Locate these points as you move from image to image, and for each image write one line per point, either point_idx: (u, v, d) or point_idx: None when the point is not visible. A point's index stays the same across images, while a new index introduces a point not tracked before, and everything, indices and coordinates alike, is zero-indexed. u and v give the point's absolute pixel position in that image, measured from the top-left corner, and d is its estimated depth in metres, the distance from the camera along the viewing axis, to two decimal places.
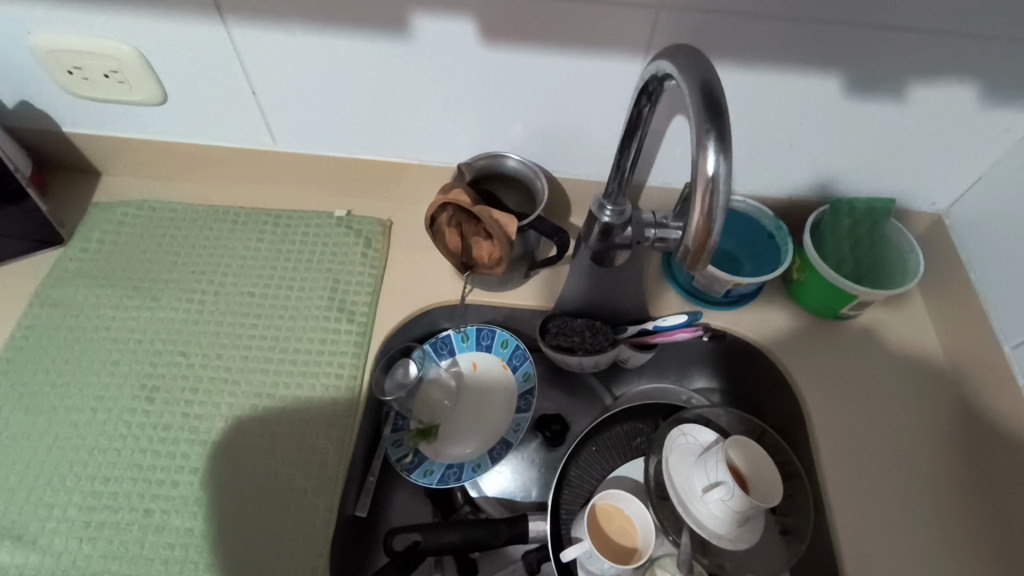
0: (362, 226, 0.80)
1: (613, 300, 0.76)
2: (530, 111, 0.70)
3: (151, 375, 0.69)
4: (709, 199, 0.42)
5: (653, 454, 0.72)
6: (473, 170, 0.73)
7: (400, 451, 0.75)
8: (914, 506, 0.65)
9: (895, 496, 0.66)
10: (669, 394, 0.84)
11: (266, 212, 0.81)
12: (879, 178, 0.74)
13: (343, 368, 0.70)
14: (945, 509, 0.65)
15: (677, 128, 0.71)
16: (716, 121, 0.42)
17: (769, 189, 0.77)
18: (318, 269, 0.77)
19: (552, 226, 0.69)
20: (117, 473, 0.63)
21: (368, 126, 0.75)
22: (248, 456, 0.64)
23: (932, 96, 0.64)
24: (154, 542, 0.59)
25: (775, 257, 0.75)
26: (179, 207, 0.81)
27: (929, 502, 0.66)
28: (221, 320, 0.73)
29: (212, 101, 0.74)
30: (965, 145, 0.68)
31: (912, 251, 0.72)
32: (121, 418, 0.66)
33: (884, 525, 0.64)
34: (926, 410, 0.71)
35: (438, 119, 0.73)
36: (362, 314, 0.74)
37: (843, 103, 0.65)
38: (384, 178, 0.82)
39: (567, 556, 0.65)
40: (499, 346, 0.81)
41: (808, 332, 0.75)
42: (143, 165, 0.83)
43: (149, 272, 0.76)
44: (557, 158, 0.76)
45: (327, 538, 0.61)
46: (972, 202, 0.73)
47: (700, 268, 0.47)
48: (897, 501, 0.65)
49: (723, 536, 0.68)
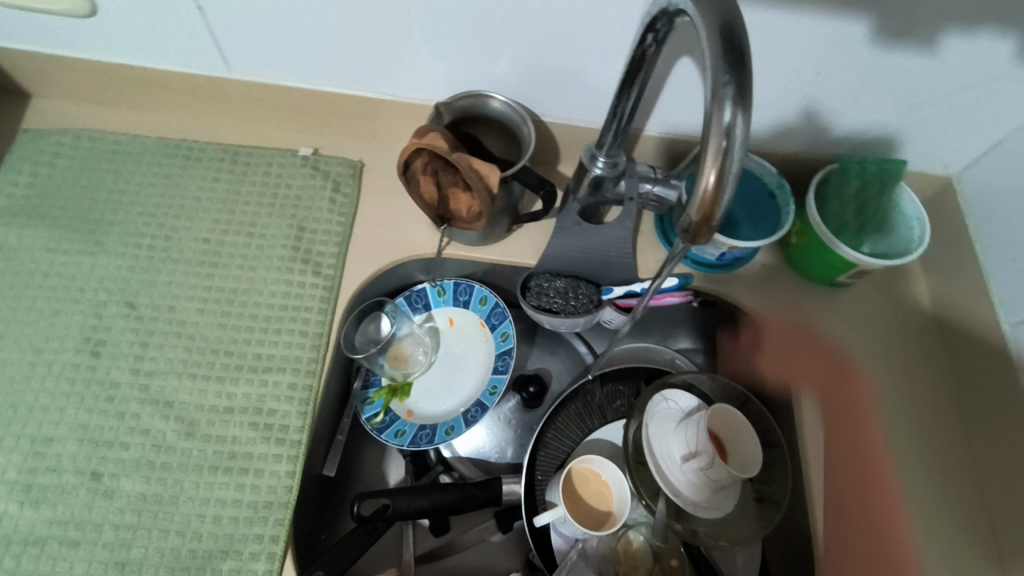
0: (330, 167, 0.73)
1: (601, 259, 0.71)
2: (519, 45, 0.62)
3: (96, 328, 0.63)
4: (721, 164, 0.37)
5: (634, 419, 0.69)
6: (452, 111, 0.66)
7: (370, 410, 0.71)
8: (905, 498, 0.64)
9: (886, 489, 0.64)
10: (652, 353, 0.80)
11: (222, 148, 0.73)
12: (892, 137, 0.68)
13: (308, 326, 0.65)
14: (931, 499, 0.64)
15: (681, 73, 0.64)
16: (736, 70, 0.36)
17: (774, 144, 0.71)
18: (281, 215, 0.70)
19: (538, 177, 0.63)
20: (61, 434, 0.58)
21: (334, 54, 0.67)
22: (204, 418, 0.60)
23: (966, 49, 0.57)
24: (103, 507, 0.56)
25: (775, 219, 0.69)
26: (123, 138, 0.73)
27: (917, 492, 0.64)
28: (174, 269, 0.67)
29: (152, 18, 0.64)
30: (991, 105, 0.63)
31: (918, 219, 0.67)
32: (63, 373, 0.61)
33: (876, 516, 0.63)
34: (915, 385, 0.70)
35: (415, 49, 0.65)
36: (329, 267, 0.68)
37: (867, 52, 0.58)
38: (355, 115, 0.73)
39: (540, 522, 0.64)
40: (477, 302, 0.76)
41: (805, 298, 0.72)
42: (80, 88, 0.74)
43: (91, 211, 0.69)
44: (547, 100, 0.69)
45: (288, 505, 0.58)
46: (987, 167, 0.68)
47: (700, 242, 0.41)
48: (884, 490, 0.64)
49: (698, 504, 0.66)
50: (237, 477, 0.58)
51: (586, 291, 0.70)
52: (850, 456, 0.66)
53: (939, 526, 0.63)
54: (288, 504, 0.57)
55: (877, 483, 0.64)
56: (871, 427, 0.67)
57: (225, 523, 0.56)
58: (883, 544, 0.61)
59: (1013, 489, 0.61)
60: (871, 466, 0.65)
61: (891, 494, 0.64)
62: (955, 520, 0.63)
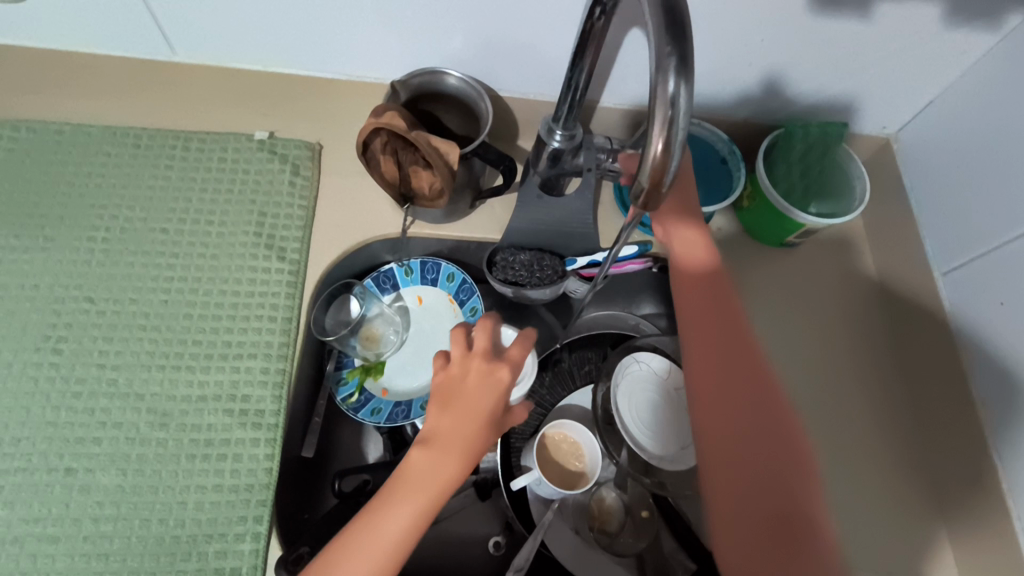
0: (287, 150, 0.72)
1: (564, 232, 0.72)
2: (471, 19, 0.62)
3: (56, 326, 0.62)
4: (668, 131, 0.38)
5: (602, 381, 0.74)
6: (409, 88, 0.66)
7: (346, 390, 0.72)
8: (850, 442, 0.69)
9: (832, 435, 0.69)
10: (617, 321, 0.82)
11: (172, 133, 0.71)
12: (833, 102, 0.72)
13: (276, 311, 0.65)
14: (876, 442, 0.69)
15: (632, 44, 0.65)
16: (678, 42, 0.38)
17: (723, 112, 0.74)
18: (241, 201, 0.69)
19: (498, 152, 0.64)
20: (29, 433, 0.58)
21: (283, 32, 0.66)
22: (177, 408, 0.60)
23: (898, 14, 0.60)
24: (80, 502, 0.56)
25: (727, 184, 0.72)
26: (66, 127, 0.70)
27: (861, 434, 0.69)
28: (132, 261, 0.66)
29: None
30: (923, 67, 0.66)
31: (859, 178, 0.71)
32: (26, 372, 0.60)
33: (827, 461, 0.67)
34: (860, 335, 0.74)
35: (367, 25, 0.64)
36: (293, 252, 0.68)
37: (808, 20, 0.61)
38: (310, 95, 0.73)
39: (516, 484, 0.67)
40: (445, 279, 0.77)
41: (757, 259, 0.76)
42: (19, 76, 0.71)
43: (38, 206, 0.67)
44: (504, 76, 0.70)
45: (269, 486, 0.58)
46: (921, 127, 0.72)
47: (653, 209, 0.43)
48: (832, 439, 0.68)
49: (663, 457, 0.68)
50: (216, 464, 0.59)
51: (551, 262, 0.71)
52: (802, 410, 0.69)
53: (880, 463, 0.68)
54: (269, 485, 0.58)
55: (828, 433, 0.69)
56: (816, 377, 0.71)
57: (207, 508, 0.57)
58: (833, 484, 0.66)
59: (948, 428, 0.66)
60: (820, 415, 0.69)
61: (837, 438, 0.69)
62: (899, 458, 0.69)
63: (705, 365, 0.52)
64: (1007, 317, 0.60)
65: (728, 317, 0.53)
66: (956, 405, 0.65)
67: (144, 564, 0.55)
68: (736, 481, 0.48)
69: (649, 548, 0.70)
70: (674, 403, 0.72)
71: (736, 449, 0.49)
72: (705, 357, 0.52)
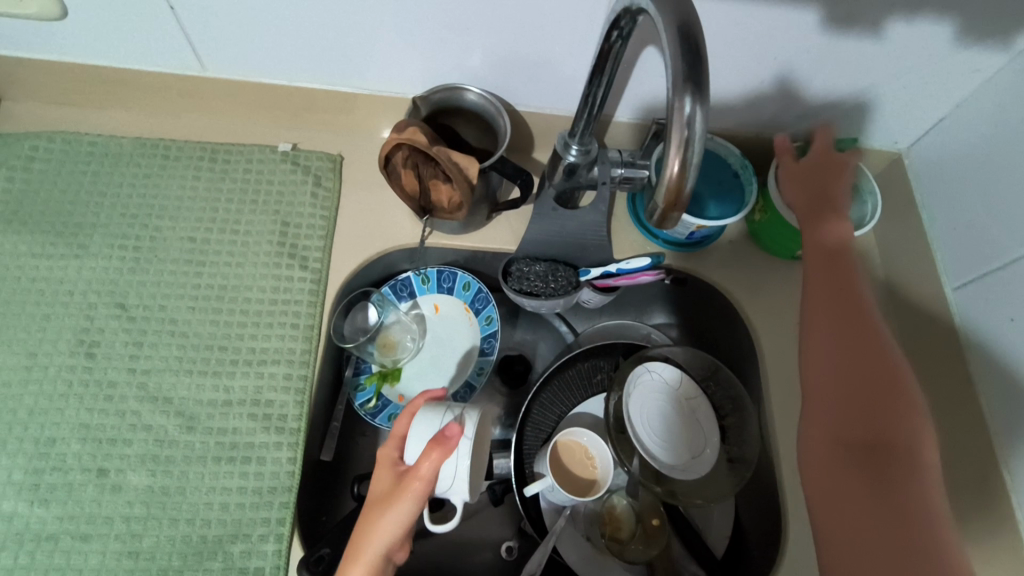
0: (310, 162, 0.74)
1: (578, 243, 0.74)
2: (490, 38, 0.64)
3: (89, 331, 0.64)
4: (684, 153, 0.40)
5: (614, 391, 0.73)
6: (429, 104, 0.68)
7: (363, 396, 0.74)
8: None
9: None
10: (629, 330, 0.82)
11: (200, 146, 0.74)
12: (845, 118, 0.73)
13: (299, 319, 0.67)
14: None
15: (647, 61, 0.66)
16: (694, 68, 0.39)
17: (736, 127, 0.75)
18: (265, 211, 0.72)
19: (514, 167, 0.66)
20: (64, 434, 0.60)
21: (309, 51, 0.68)
22: (204, 412, 0.62)
23: (909, 33, 0.61)
24: (112, 501, 0.58)
25: (739, 198, 0.73)
26: (98, 139, 0.73)
27: None
28: (162, 268, 0.68)
29: (124, 16, 0.64)
30: (935, 85, 0.67)
31: (871, 195, 0.70)
32: (60, 375, 0.62)
33: None
34: None
35: (391, 43, 0.66)
36: (315, 260, 0.70)
37: (820, 39, 0.62)
38: (330, 109, 0.75)
39: (530, 491, 0.67)
40: (461, 288, 0.79)
41: (769, 271, 0.77)
42: (56, 90, 0.74)
43: (72, 215, 0.69)
44: (520, 92, 0.72)
45: (291, 488, 0.60)
46: (932, 143, 0.73)
47: (668, 225, 0.45)
48: None
49: (675, 467, 0.71)
50: (241, 466, 0.61)
51: (565, 274, 0.73)
52: None
53: None
54: (291, 488, 0.60)
55: None
56: None
57: (232, 509, 0.59)
58: None
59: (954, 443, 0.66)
60: None
61: None
62: None
63: (816, 322, 0.57)
64: (1017, 333, 0.60)
65: (835, 252, 0.59)
66: (962, 420, 0.65)
67: (172, 562, 0.57)
68: (832, 387, 0.53)
69: (660, 556, 0.70)
70: (684, 414, 0.74)
71: (835, 365, 0.54)
72: (820, 291, 0.58)
